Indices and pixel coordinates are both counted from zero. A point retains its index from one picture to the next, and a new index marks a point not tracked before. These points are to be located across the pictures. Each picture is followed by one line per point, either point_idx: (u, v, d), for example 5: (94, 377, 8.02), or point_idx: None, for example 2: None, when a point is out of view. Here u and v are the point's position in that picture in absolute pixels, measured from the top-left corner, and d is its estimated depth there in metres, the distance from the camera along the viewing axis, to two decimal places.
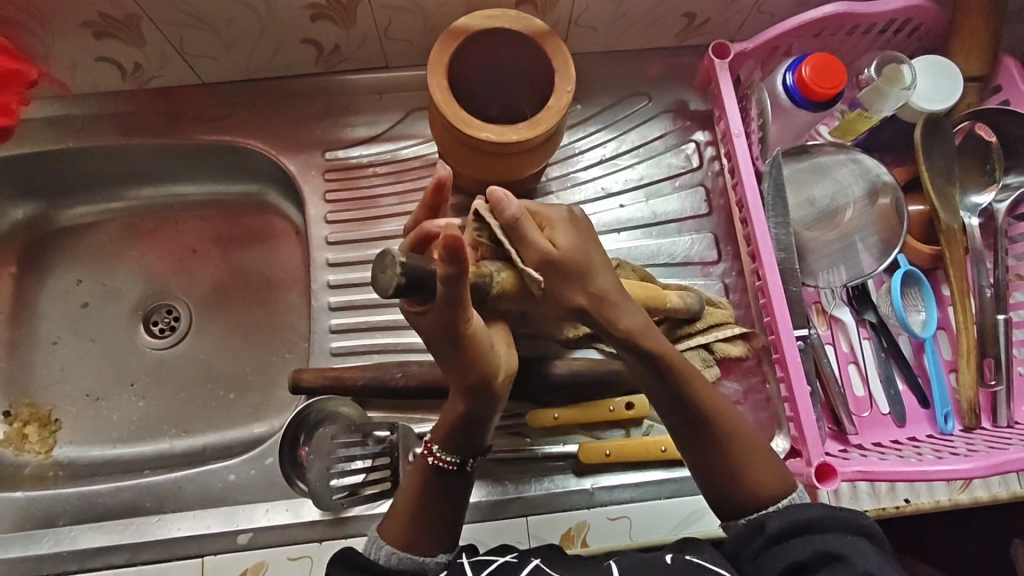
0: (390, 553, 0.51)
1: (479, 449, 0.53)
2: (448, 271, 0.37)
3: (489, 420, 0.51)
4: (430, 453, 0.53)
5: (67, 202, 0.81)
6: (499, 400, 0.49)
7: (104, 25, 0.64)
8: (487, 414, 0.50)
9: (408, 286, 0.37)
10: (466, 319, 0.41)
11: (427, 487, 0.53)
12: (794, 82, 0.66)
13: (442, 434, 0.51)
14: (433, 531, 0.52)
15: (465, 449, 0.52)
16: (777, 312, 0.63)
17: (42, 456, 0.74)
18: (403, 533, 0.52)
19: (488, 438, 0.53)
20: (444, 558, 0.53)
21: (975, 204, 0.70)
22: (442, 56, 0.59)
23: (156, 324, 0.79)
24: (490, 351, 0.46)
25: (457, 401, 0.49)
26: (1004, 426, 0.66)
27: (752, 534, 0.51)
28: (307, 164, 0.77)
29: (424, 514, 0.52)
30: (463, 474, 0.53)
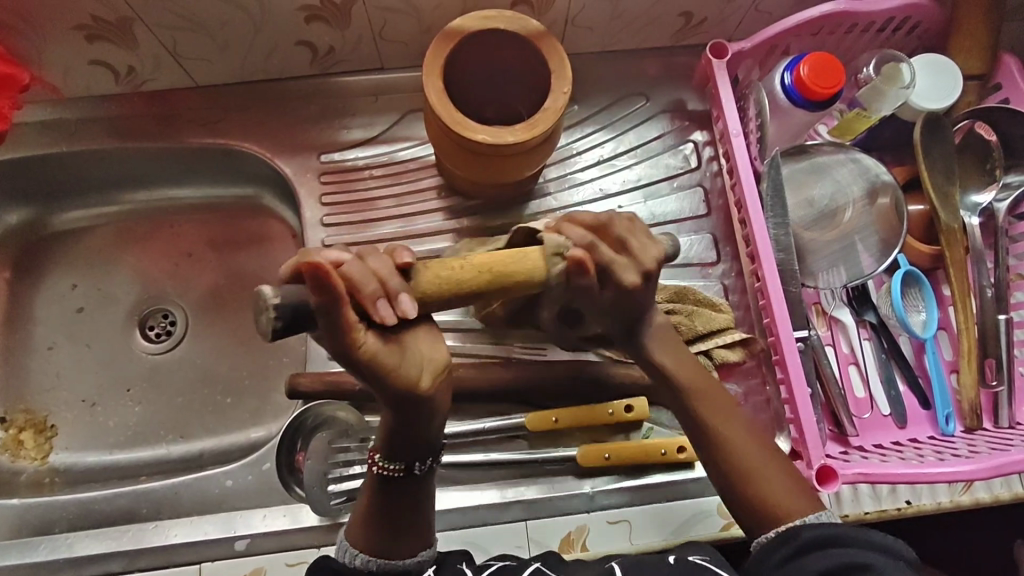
0: (364, 560, 0.50)
1: (423, 454, 0.49)
2: (319, 301, 0.37)
3: (433, 425, 0.47)
4: (375, 463, 0.50)
5: (61, 207, 0.80)
6: (434, 406, 0.44)
7: (96, 28, 0.64)
8: (426, 420, 0.46)
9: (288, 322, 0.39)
10: (359, 342, 0.39)
11: (376, 496, 0.51)
12: (792, 81, 0.65)
13: (383, 443, 0.49)
14: (400, 538, 0.51)
15: (410, 455, 0.49)
16: (776, 313, 0.63)
17: (38, 462, 0.74)
18: (368, 537, 0.50)
19: (434, 441, 0.49)
20: (424, 556, 0.52)
21: (975, 203, 0.70)
22: (437, 57, 0.59)
23: (152, 329, 0.79)
24: (405, 358, 0.41)
25: (388, 413, 0.45)
26: (1006, 427, 0.66)
27: (775, 547, 0.49)
28: (303, 167, 0.76)
29: (382, 517, 0.50)
30: (413, 478, 0.50)
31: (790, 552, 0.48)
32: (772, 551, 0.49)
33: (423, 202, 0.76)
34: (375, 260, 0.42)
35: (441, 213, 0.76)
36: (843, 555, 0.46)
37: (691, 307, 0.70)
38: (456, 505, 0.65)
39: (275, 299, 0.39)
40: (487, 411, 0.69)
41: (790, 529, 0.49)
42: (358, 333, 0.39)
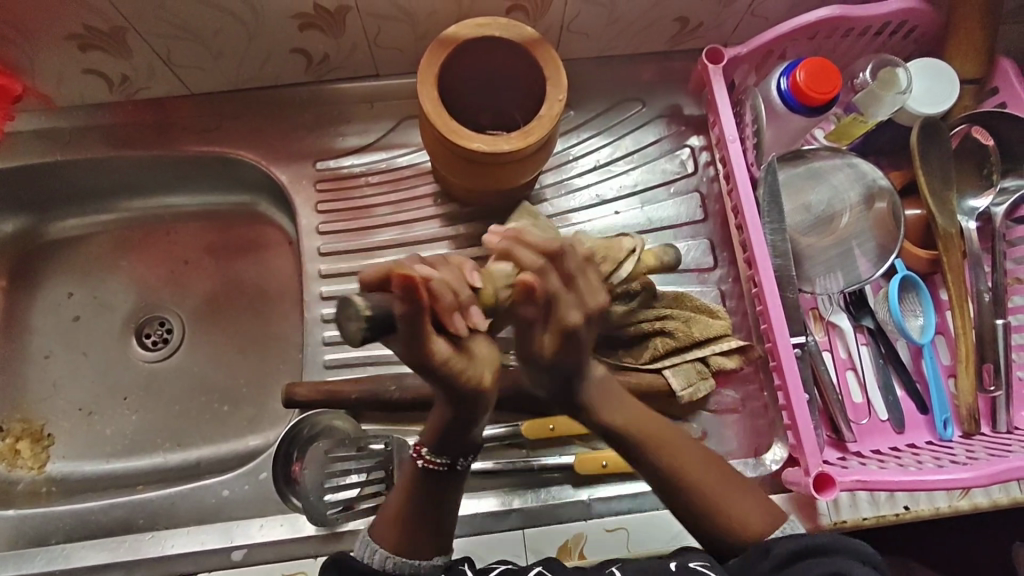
0: (383, 556, 0.50)
1: (468, 449, 0.49)
2: (405, 306, 0.36)
3: (478, 422, 0.47)
4: (420, 457, 0.50)
5: (56, 215, 0.80)
6: (488, 403, 0.45)
7: (89, 37, 0.64)
8: (475, 416, 0.46)
9: (376, 328, 0.38)
10: (438, 347, 0.39)
11: (419, 491, 0.50)
12: (788, 87, 0.65)
13: (433, 436, 0.49)
14: (428, 537, 0.51)
15: (454, 450, 0.49)
16: (773, 320, 0.63)
17: (35, 471, 0.74)
18: (400, 538, 0.50)
19: (478, 435, 0.49)
20: (439, 561, 0.51)
21: (972, 208, 0.70)
22: (431, 65, 0.59)
23: (149, 337, 0.79)
24: (473, 361, 0.41)
25: (444, 404, 0.45)
26: (1004, 432, 0.66)
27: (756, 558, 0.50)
28: (299, 174, 0.76)
29: (414, 515, 0.51)
30: (455, 473, 0.50)
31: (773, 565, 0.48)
32: (755, 561, 0.49)
33: (419, 209, 0.76)
34: (451, 269, 0.42)
35: (438, 220, 0.76)
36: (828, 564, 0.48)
37: (688, 313, 0.70)
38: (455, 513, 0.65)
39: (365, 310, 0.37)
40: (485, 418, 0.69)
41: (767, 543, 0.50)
42: (438, 338, 0.39)
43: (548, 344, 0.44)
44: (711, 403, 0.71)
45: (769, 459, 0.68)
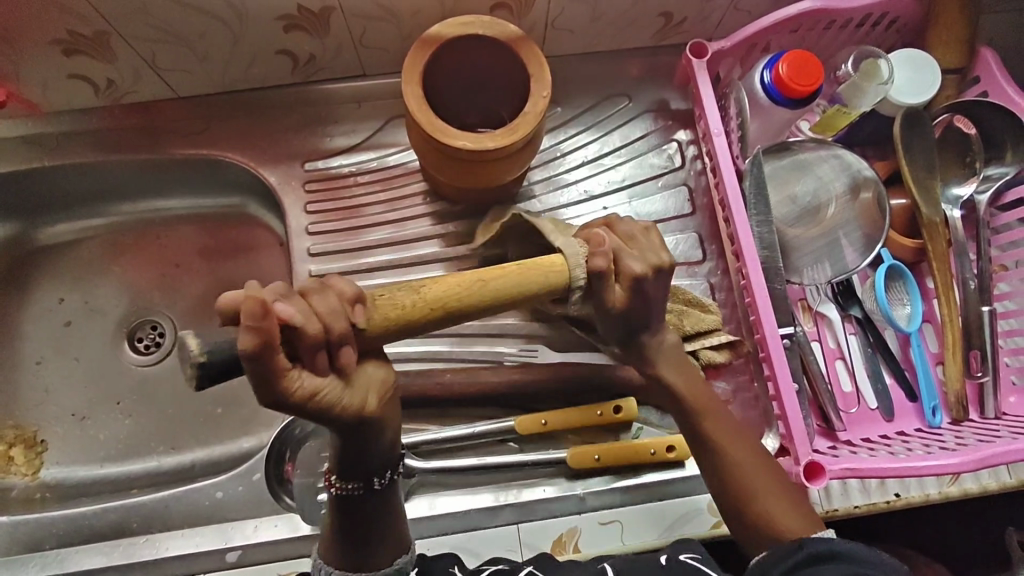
0: (337, 574, 0.50)
1: (383, 467, 0.47)
2: (255, 344, 0.33)
3: (383, 446, 0.45)
4: (332, 485, 0.48)
5: (46, 221, 0.80)
6: (382, 424, 0.42)
7: (73, 42, 0.64)
8: (373, 438, 0.43)
9: (218, 365, 0.37)
10: (296, 387, 0.36)
11: (337, 518, 0.49)
12: (771, 79, 0.66)
13: (336, 464, 0.46)
14: (369, 554, 0.50)
15: (366, 473, 0.47)
16: (761, 310, 0.63)
17: (28, 477, 0.73)
18: (334, 553, 0.50)
19: (390, 453, 0.46)
20: (401, 562, 0.51)
21: (956, 197, 0.70)
22: (415, 64, 0.59)
23: (141, 341, 0.79)
24: (349, 388, 0.39)
25: (336, 435, 0.42)
26: (992, 418, 0.66)
27: (786, 553, 0.48)
28: (287, 175, 0.76)
29: (341, 537, 0.49)
30: (372, 494, 0.48)
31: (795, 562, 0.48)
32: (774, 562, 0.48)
33: (410, 207, 0.76)
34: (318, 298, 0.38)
35: (429, 218, 0.76)
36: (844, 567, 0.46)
37: (681, 306, 0.70)
38: (450, 510, 0.65)
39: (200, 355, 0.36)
40: (478, 415, 0.70)
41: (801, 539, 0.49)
42: (294, 378, 0.36)
43: (620, 298, 0.50)
44: None
45: None
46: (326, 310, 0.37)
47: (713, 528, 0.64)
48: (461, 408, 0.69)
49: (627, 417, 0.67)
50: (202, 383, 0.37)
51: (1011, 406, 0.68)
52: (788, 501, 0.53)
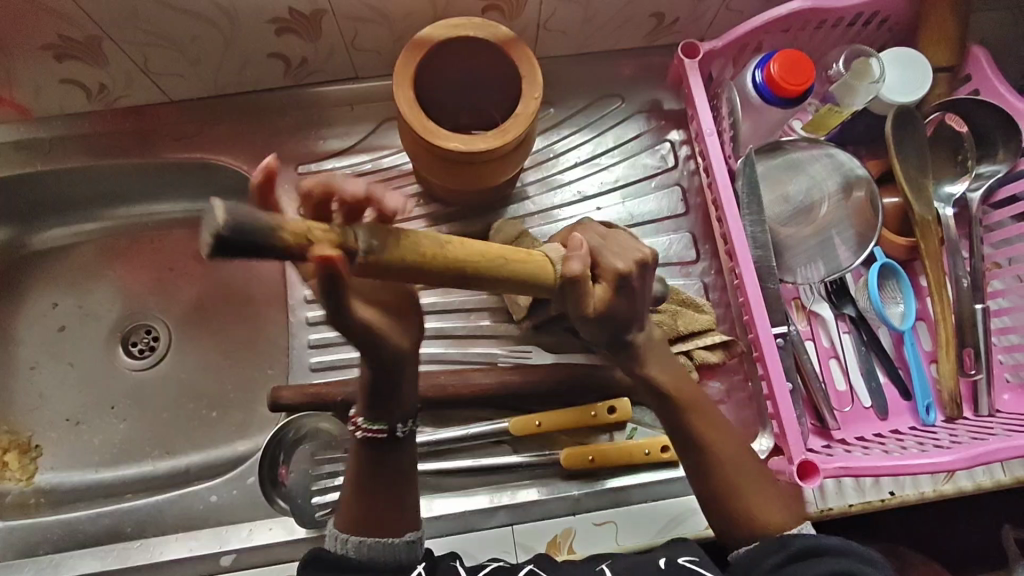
0: (354, 540, 0.50)
1: (405, 413, 0.50)
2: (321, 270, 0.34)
3: (404, 383, 0.47)
4: (357, 427, 0.50)
5: (39, 225, 0.80)
6: (412, 361, 0.45)
7: (64, 46, 0.64)
8: (397, 367, 0.45)
9: (233, 246, 0.30)
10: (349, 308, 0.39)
11: (365, 468, 0.51)
12: (763, 79, 0.66)
13: (363, 403, 0.48)
14: (393, 516, 0.51)
15: (391, 415, 0.49)
16: (754, 309, 0.63)
17: (23, 483, 0.73)
18: (358, 514, 0.51)
19: (411, 398, 0.49)
20: (412, 538, 0.51)
21: (949, 194, 0.70)
22: (406, 66, 0.59)
23: (135, 345, 0.79)
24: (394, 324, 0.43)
25: (369, 365, 0.45)
26: (986, 416, 0.66)
27: (768, 552, 0.51)
28: (280, 178, 0.76)
29: (368, 491, 0.51)
30: (396, 441, 0.51)
31: (783, 559, 0.50)
32: (764, 556, 0.51)
33: None
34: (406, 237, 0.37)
35: (422, 220, 0.76)
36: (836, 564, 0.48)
37: (674, 307, 0.70)
38: (445, 512, 0.65)
39: (223, 230, 0.30)
40: (473, 418, 0.70)
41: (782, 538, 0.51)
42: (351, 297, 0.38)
43: (601, 295, 0.48)
44: None
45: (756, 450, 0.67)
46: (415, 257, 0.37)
47: (706, 528, 0.64)
48: (456, 410, 0.69)
49: (620, 418, 0.67)
50: (218, 253, 0.30)
51: (1005, 403, 0.68)
52: (772, 495, 0.54)
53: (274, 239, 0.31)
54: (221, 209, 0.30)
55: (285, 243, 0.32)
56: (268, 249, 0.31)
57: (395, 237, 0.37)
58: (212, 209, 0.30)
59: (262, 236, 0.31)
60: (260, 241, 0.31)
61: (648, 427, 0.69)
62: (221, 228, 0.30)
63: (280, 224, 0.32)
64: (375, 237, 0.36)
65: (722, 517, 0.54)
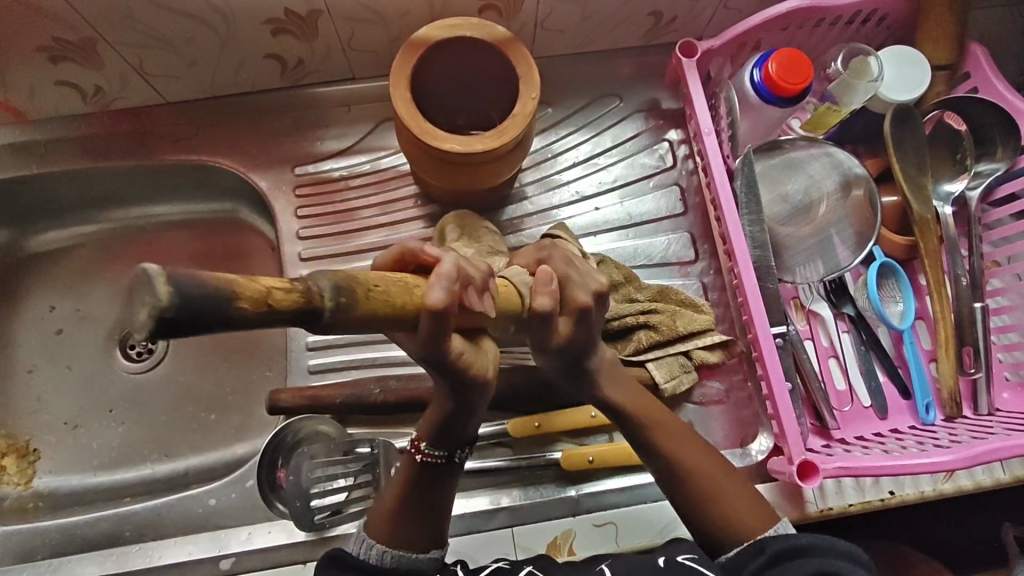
0: (380, 551, 0.50)
1: (466, 439, 0.50)
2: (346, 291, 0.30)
3: (473, 417, 0.47)
4: (418, 452, 0.50)
5: (35, 228, 0.79)
6: (488, 394, 0.44)
7: (58, 48, 0.63)
8: (474, 407, 0.45)
9: (181, 320, 0.24)
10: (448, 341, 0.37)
11: (415, 489, 0.50)
12: (761, 78, 0.65)
13: (428, 428, 0.48)
14: (428, 533, 0.51)
15: (451, 442, 0.49)
16: (753, 310, 0.63)
17: (21, 487, 0.73)
18: (391, 528, 0.50)
19: (474, 427, 0.49)
20: (438, 554, 0.52)
21: (948, 192, 0.70)
22: (403, 67, 0.59)
23: (133, 348, 0.79)
24: (478, 353, 0.41)
25: (444, 397, 0.44)
26: (986, 414, 0.66)
27: (750, 556, 0.51)
28: (277, 180, 0.76)
29: (414, 511, 0.50)
30: (451, 465, 0.51)
31: (765, 562, 0.50)
32: (745, 560, 0.51)
33: (401, 210, 0.76)
34: (469, 262, 0.38)
35: (420, 221, 0.76)
36: (815, 564, 0.49)
37: (673, 307, 0.70)
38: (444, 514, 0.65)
39: (166, 309, 0.24)
40: None
41: (760, 542, 0.51)
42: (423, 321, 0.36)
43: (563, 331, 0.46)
44: (697, 395, 0.71)
45: (754, 450, 0.68)
46: (487, 275, 0.39)
47: None
48: None
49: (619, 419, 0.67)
50: (160, 332, 0.24)
51: (1005, 402, 0.68)
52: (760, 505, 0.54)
53: (232, 301, 0.26)
54: (162, 277, 0.23)
55: (251, 308, 0.26)
56: (230, 315, 0.26)
57: (365, 287, 0.31)
58: (144, 279, 0.23)
59: (214, 300, 0.25)
60: (218, 305, 0.25)
61: None
62: (163, 304, 0.23)
63: (229, 283, 0.26)
64: (374, 282, 0.32)
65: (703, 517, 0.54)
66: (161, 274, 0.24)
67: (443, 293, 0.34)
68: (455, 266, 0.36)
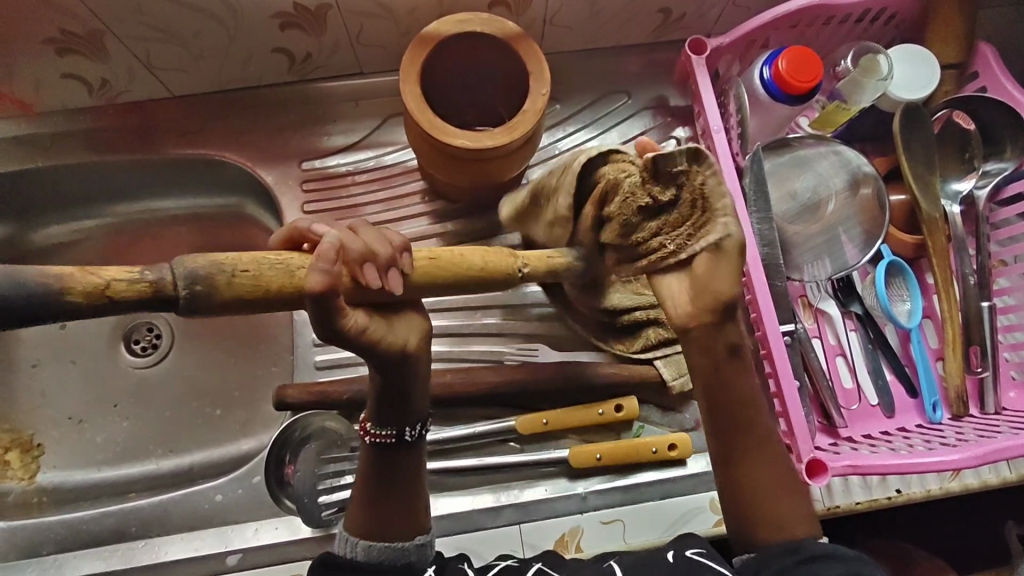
0: (365, 546, 0.50)
1: (414, 418, 0.48)
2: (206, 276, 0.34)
3: (418, 387, 0.46)
4: (367, 433, 0.49)
5: (39, 222, 0.79)
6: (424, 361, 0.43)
7: (66, 41, 0.63)
8: (413, 378, 0.44)
9: (13, 313, 0.30)
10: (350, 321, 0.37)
11: (373, 470, 0.50)
12: (771, 76, 0.65)
13: (374, 408, 0.47)
14: (401, 520, 0.50)
15: (400, 419, 0.48)
16: (762, 308, 0.63)
17: (25, 482, 0.72)
18: (366, 517, 0.50)
19: (422, 402, 0.48)
20: (421, 541, 0.51)
21: (955, 192, 0.70)
22: (413, 62, 0.58)
23: (138, 343, 0.78)
24: (393, 327, 0.40)
25: (379, 373, 0.43)
26: (992, 413, 0.66)
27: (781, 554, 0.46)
28: (283, 175, 0.75)
29: (377, 493, 0.50)
30: (403, 445, 0.49)
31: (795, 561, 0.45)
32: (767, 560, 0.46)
33: (408, 207, 0.76)
34: (362, 239, 0.39)
35: (427, 217, 0.75)
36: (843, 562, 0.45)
37: None
38: (451, 511, 0.65)
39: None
40: (482, 415, 0.69)
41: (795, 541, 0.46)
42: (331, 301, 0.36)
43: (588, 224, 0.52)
44: None
45: None
46: (390, 252, 0.40)
47: (714, 526, 0.64)
48: (463, 409, 0.69)
49: (627, 416, 0.67)
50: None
51: (1011, 401, 0.68)
52: None
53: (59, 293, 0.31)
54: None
55: (76, 298, 0.31)
56: (57, 304, 0.31)
57: (227, 275, 0.35)
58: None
59: (33, 290, 0.30)
60: (41, 291, 0.31)
61: (655, 425, 0.70)
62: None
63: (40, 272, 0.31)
64: (243, 265, 0.36)
65: None
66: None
67: (322, 275, 0.33)
68: (336, 245, 0.35)
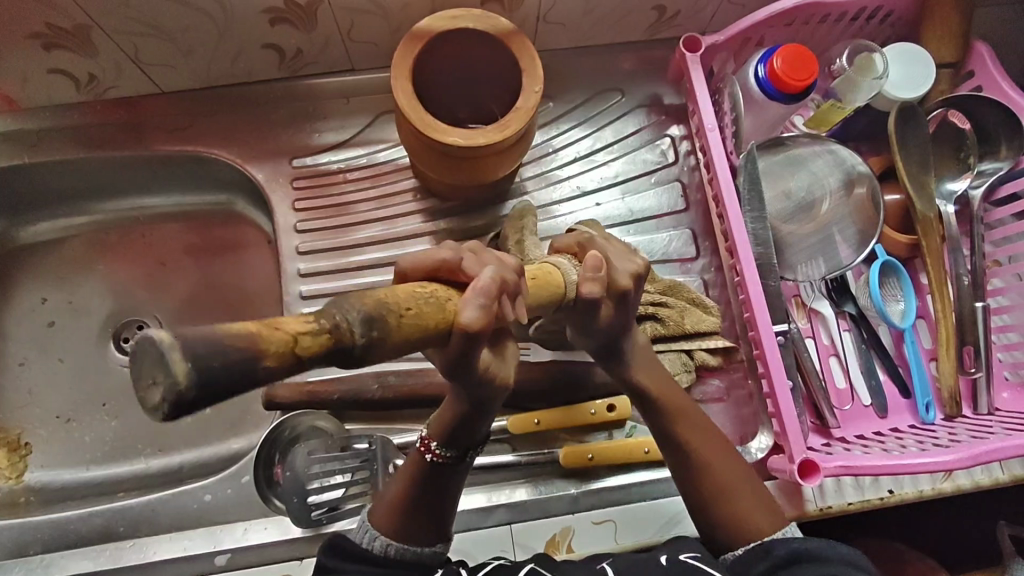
0: (384, 543, 0.49)
1: (478, 441, 0.49)
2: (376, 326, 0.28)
3: (489, 418, 0.46)
4: (429, 451, 0.48)
5: (27, 219, 0.78)
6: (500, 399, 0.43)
7: (51, 35, 0.62)
8: (489, 411, 0.44)
9: (203, 396, 0.23)
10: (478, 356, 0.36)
11: (422, 484, 0.49)
12: (766, 74, 0.65)
13: (441, 430, 0.47)
14: (428, 529, 0.50)
15: (465, 443, 0.48)
16: (755, 308, 0.63)
17: (12, 481, 0.72)
18: (396, 526, 0.49)
19: (488, 429, 0.48)
20: (440, 548, 0.51)
21: (950, 191, 0.70)
22: (405, 58, 0.57)
23: (126, 341, 0.77)
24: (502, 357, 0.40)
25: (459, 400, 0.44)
26: (985, 414, 0.66)
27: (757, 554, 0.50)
28: (274, 171, 0.75)
29: (417, 505, 0.49)
30: (459, 465, 0.49)
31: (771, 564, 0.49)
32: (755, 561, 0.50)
33: (400, 205, 0.75)
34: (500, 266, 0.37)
35: (419, 215, 0.75)
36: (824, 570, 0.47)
37: (683, 303, 0.70)
38: None
39: (184, 382, 0.22)
40: None
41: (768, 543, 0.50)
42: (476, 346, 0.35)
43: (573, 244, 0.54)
44: (696, 393, 0.70)
45: (754, 448, 0.67)
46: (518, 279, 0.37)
47: None
48: None
49: (619, 416, 0.67)
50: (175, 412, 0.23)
51: (1004, 401, 0.68)
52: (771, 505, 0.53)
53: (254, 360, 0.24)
54: (171, 342, 0.22)
55: (273, 357, 0.24)
56: (249, 376, 0.24)
57: (397, 314, 0.29)
58: (153, 346, 0.23)
59: (235, 359, 0.23)
60: (239, 365, 0.23)
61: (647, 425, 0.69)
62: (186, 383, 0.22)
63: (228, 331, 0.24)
64: (406, 305, 0.30)
65: (712, 519, 0.54)
66: (166, 332, 0.23)
67: (478, 313, 0.32)
68: (492, 281, 0.34)
